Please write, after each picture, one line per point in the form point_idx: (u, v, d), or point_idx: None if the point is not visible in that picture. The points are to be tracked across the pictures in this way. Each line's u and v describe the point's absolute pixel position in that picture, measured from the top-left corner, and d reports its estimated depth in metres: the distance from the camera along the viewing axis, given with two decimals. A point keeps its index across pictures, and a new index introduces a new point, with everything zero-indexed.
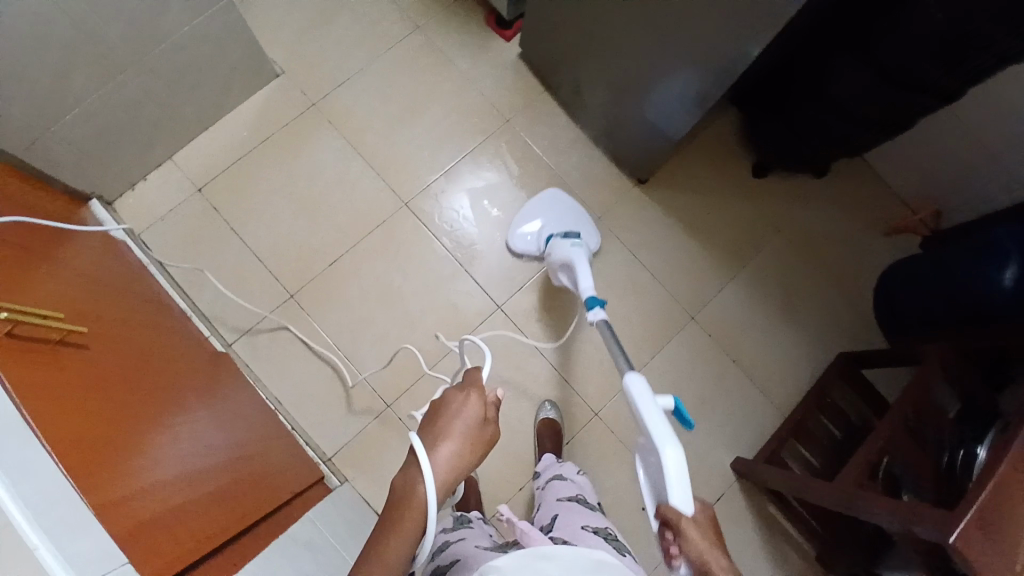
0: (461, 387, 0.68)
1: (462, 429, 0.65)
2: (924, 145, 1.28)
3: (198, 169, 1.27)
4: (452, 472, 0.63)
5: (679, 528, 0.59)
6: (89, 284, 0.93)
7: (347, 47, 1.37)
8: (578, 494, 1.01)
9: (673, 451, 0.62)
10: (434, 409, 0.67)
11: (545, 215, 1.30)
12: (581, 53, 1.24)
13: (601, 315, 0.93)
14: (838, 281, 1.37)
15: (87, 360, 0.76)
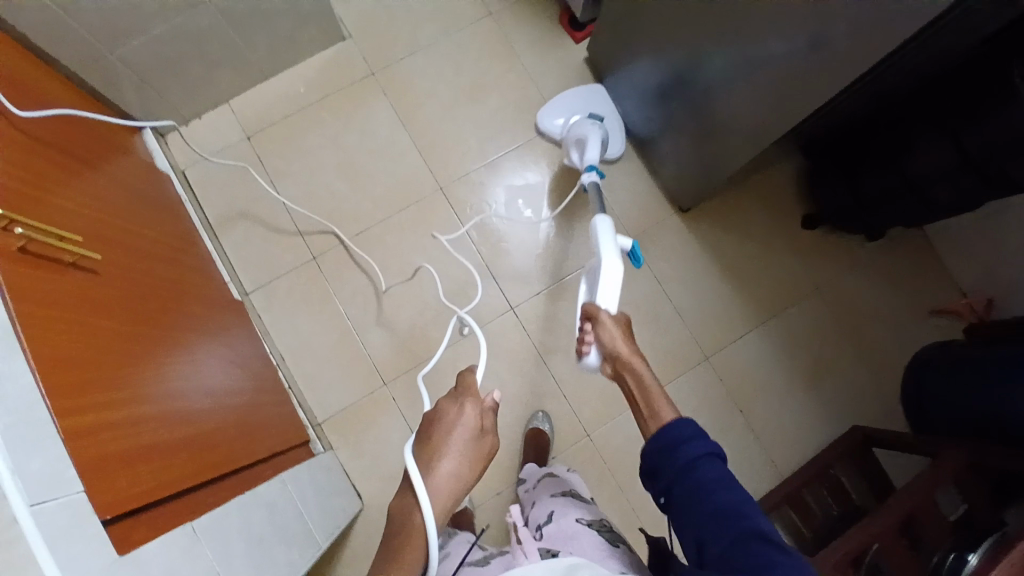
0: (456, 400, 0.78)
1: (462, 443, 0.75)
2: (995, 231, 1.19)
3: (251, 117, 1.30)
4: (456, 485, 0.73)
5: (600, 321, 0.77)
6: (121, 210, 0.96)
7: (419, 21, 1.36)
8: (570, 489, 1.01)
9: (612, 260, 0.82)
10: (433, 424, 0.77)
11: (579, 102, 1.32)
12: (647, 69, 1.19)
13: (594, 180, 1.08)
14: (870, 354, 1.30)
15: (98, 286, 0.78)
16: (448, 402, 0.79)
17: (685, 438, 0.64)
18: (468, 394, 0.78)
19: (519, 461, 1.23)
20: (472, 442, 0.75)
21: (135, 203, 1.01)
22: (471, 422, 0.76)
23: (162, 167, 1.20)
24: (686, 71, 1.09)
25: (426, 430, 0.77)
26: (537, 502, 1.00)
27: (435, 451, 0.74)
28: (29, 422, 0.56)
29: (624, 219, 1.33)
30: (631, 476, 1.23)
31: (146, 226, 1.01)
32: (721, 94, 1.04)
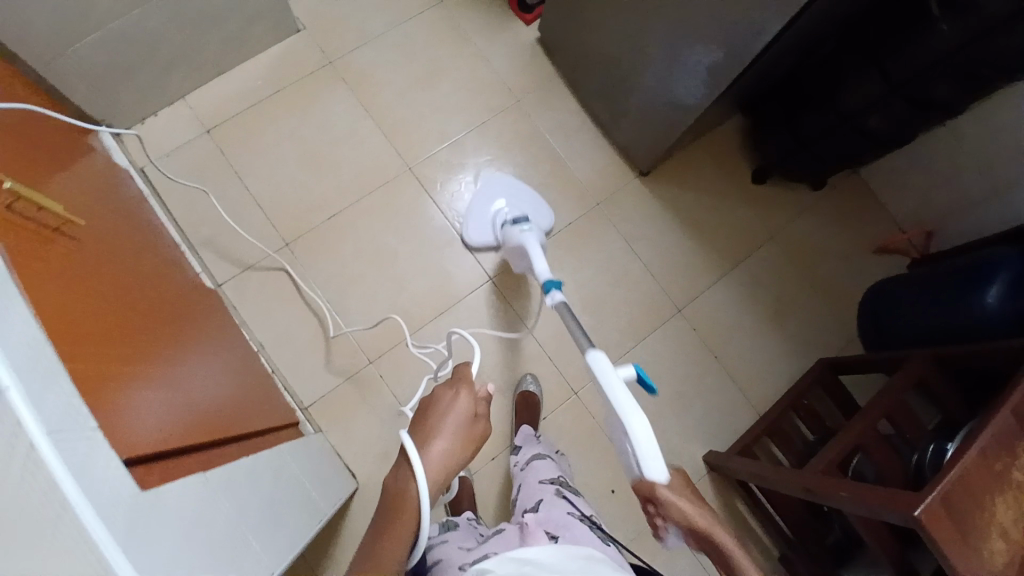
0: (452, 386, 0.80)
1: (455, 425, 0.77)
2: (924, 167, 1.31)
3: (210, 112, 1.30)
4: (448, 464, 0.74)
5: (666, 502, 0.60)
6: (86, 195, 0.94)
7: (372, 12, 1.40)
8: (559, 477, 1.02)
9: (639, 420, 0.63)
10: (429, 407, 0.79)
11: (498, 203, 1.31)
12: (599, 40, 1.26)
13: (558, 298, 0.91)
14: (828, 292, 1.38)
15: (83, 254, 0.78)
16: (443, 389, 0.80)
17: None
18: (464, 382, 0.80)
19: (511, 426, 1.24)
20: (466, 426, 0.77)
21: (99, 191, 1.00)
22: (466, 407, 0.78)
23: (121, 164, 1.18)
24: (638, 36, 1.16)
25: (419, 414, 0.79)
26: (527, 487, 1.01)
27: (430, 431, 0.75)
28: (31, 353, 0.54)
29: (589, 186, 1.38)
30: None
31: (115, 215, 0.99)
32: (673, 53, 1.11)
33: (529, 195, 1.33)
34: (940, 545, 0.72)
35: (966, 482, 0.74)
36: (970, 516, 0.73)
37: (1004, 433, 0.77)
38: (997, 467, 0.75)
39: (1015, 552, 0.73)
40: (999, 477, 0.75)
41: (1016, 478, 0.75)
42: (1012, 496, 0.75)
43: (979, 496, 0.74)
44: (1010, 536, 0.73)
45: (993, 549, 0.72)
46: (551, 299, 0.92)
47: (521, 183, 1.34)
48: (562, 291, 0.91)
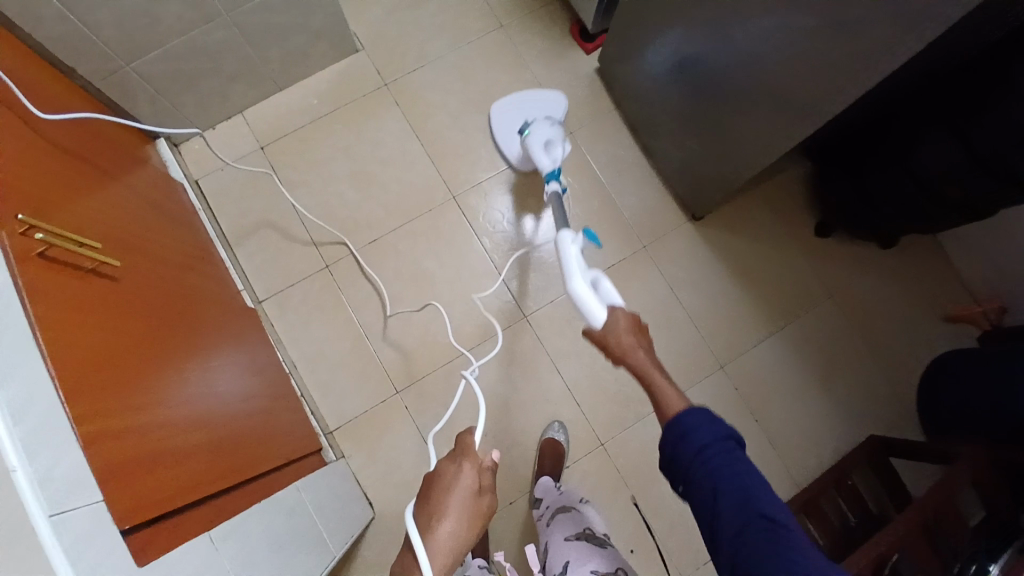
0: (455, 459, 0.78)
1: (461, 503, 0.74)
2: (1008, 236, 1.19)
3: (264, 127, 1.31)
4: (456, 546, 0.71)
5: (600, 337, 0.78)
6: (138, 218, 0.96)
7: (430, 33, 1.37)
8: (584, 530, 0.99)
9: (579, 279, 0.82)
10: (434, 482, 0.77)
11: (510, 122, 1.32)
12: (658, 77, 1.20)
13: (555, 188, 1.05)
14: (885, 360, 1.29)
15: (117, 291, 0.79)
16: (447, 463, 0.78)
17: (693, 426, 0.64)
18: (465, 455, 0.77)
19: (532, 470, 1.22)
20: (473, 502, 0.74)
21: (150, 209, 1.03)
22: (469, 482, 0.76)
23: (176, 177, 1.22)
24: (697, 77, 1.10)
25: (425, 489, 0.77)
26: (550, 545, 0.98)
27: (435, 511, 0.73)
28: (44, 418, 0.55)
29: (637, 227, 1.33)
30: (644, 485, 1.23)
31: (164, 235, 1.02)
32: (735, 100, 1.04)
33: (532, 103, 1.32)
34: None
35: None
36: None
37: None
38: None
39: None
40: None
41: None
42: None
43: None
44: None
45: None
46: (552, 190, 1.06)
47: (520, 96, 1.33)
48: (556, 180, 1.04)
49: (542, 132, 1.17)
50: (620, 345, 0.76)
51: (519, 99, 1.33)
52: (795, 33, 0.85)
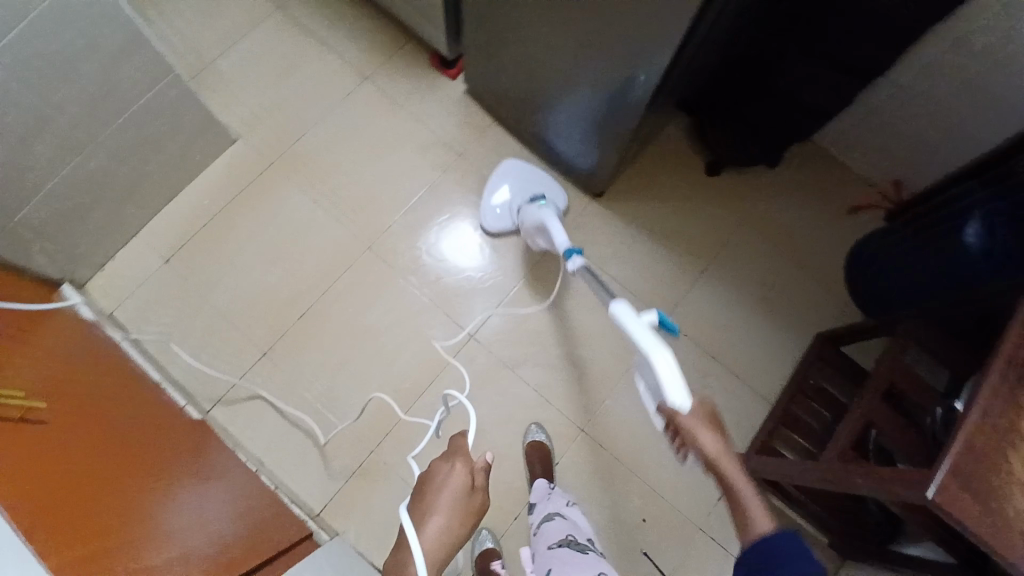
0: (449, 459, 0.84)
1: (451, 498, 0.80)
2: (874, 122, 1.28)
3: (164, 241, 1.31)
4: (445, 540, 0.76)
5: (692, 427, 0.72)
6: (62, 362, 0.94)
7: (300, 103, 1.40)
8: (568, 536, 1.02)
9: (663, 355, 0.74)
10: (428, 483, 0.82)
11: (508, 187, 1.34)
12: (520, 79, 1.26)
13: (579, 263, 1.02)
14: (810, 266, 1.36)
15: (52, 433, 0.77)
16: (441, 463, 0.85)
17: (786, 555, 0.67)
18: (459, 455, 0.84)
19: (527, 479, 1.23)
20: (463, 499, 0.80)
21: (75, 354, 1.01)
22: (461, 479, 0.81)
23: (90, 316, 1.19)
24: (552, 68, 1.16)
25: (420, 491, 0.83)
26: (538, 555, 1.02)
27: (427, 509, 0.79)
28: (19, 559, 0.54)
29: None
30: (636, 455, 1.26)
31: (93, 374, 1.00)
32: (595, 79, 1.11)
33: (539, 179, 1.35)
34: (964, 525, 0.69)
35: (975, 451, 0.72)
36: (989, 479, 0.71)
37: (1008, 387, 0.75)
38: (1002, 424, 0.73)
39: None
40: (1008, 435, 0.72)
41: None
42: None
43: (987, 460, 0.72)
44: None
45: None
46: (573, 264, 1.04)
47: (526, 167, 1.36)
48: (582, 257, 1.02)
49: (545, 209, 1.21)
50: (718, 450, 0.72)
51: (527, 174, 1.35)
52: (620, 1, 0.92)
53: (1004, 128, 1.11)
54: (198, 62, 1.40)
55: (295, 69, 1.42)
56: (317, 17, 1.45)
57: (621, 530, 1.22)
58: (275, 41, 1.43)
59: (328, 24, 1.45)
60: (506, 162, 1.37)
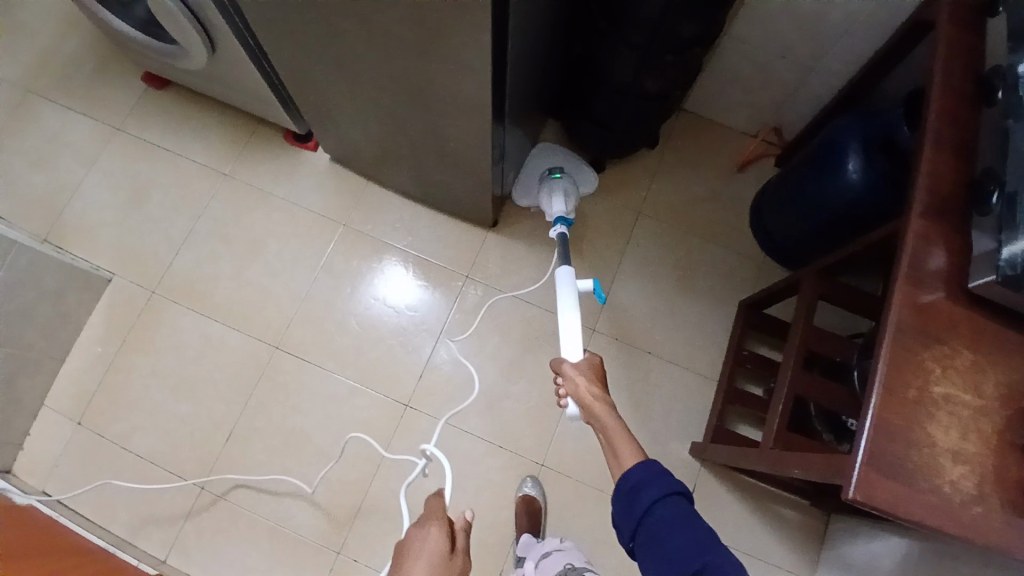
0: (423, 524, 0.72)
1: (428, 568, 0.67)
2: (732, 77, 1.26)
3: (73, 401, 1.25)
4: None
5: (570, 371, 0.90)
6: (35, 543, 0.98)
7: (168, 219, 1.34)
8: (566, 565, 0.96)
9: (570, 314, 0.96)
10: (402, 554, 0.71)
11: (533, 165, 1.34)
12: (372, 140, 1.22)
13: (560, 229, 1.15)
14: (716, 234, 1.35)
15: None
16: (414, 530, 0.73)
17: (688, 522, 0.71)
18: (433, 515, 0.72)
19: (501, 528, 1.20)
20: (440, 564, 0.68)
21: (32, 544, 0.96)
22: (438, 543, 0.70)
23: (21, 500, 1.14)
24: (397, 124, 1.12)
25: (398, 560, 0.71)
26: None
27: None
28: None
29: (453, 262, 1.34)
30: (600, 473, 1.24)
31: (56, 554, 0.98)
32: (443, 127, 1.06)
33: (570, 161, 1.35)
34: (885, 512, 0.67)
35: (882, 433, 0.69)
36: (904, 458, 0.68)
37: (904, 355, 0.72)
38: (911, 394, 0.71)
39: (978, 468, 0.68)
40: (919, 404, 0.70)
41: (937, 394, 0.71)
42: (944, 415, 0.70)
43: (905, 438, 0.69)
44: (965, 455, 0.69)
45: (955, 480, 0.68)
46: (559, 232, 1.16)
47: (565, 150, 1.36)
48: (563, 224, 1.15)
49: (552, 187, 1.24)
50: (588, 390, 0.87)
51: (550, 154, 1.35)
52: (433, 53, 0.88)
53: (851, 56, 1.10)
54: (52, 209, 1.34)
55: (153, 186, 1.36)
56: (158, 128, 1.39)
57: (607, 551, 1.21)
58: (124, 164, 1.37)
59: (171, 130, 1.39)
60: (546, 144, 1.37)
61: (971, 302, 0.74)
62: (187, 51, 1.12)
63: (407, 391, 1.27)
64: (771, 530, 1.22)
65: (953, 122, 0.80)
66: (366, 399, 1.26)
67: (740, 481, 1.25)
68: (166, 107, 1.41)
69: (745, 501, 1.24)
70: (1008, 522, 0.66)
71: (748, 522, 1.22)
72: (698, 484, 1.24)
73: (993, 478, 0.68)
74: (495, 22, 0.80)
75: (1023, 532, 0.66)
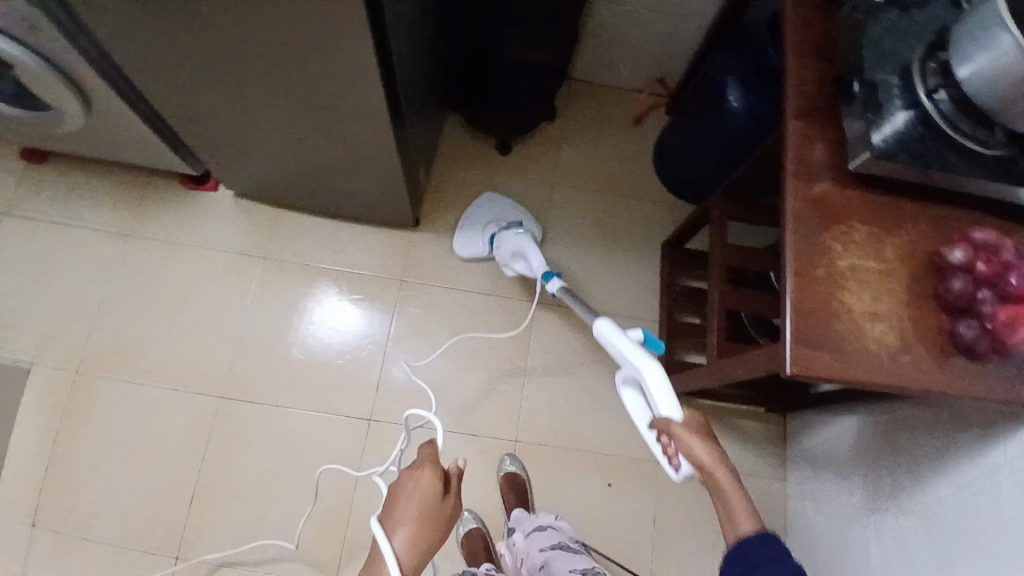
0: (417, 465, 0.71)
1: (422, 508, 0.67)
2: (612, 36, 1.33)
3: (18, 503, 1.16)
4: (414, 557, 0.65)
5: (680, 435, 0.76)
6: None
7: (77, 294, 1.28)
8: (559, 541, 0.99)
9: (654, 372, 0.81)
10: (393, 494, 0.69)
11: (482, 220, 1.33)
12: (275, 167, 1.20)
13: (558, 284, 1.09)
14: (627, 187, 1.41)
15: None
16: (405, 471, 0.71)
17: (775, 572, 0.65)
18: (428, 458, 0.71)
19: (491, 514, 1.22)
20: (434, 505, 0.68)
21: None
22: (432, 483, 0.69)
23: None
24: (296, 143, 1.11)
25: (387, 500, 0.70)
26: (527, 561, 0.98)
27: (394, 519, 0.66)
28: None
29: (385, 269, 1.34)
30: (573, 436, 1.27)
31: None
32: (344, 138, 1.06)
33: (518, 211, 1.34)
34: (823, 379, 0.73)
35: (804, 310, 0.75)
36: (828, 329, 0.75)
37: (808, 239, 0.78)
38: (822, 272, 0.77)
39: (894, 322, 0.75)
40: (831, 279, 0.77)
41: (844, 267, 0.78)
42: (855, 283, 0.77)
43: (826, 311, 0.75)
44: (881, 314, 0.76)
45: (877, 337, 0.75)
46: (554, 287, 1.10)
47: (506, 198, 1.37)
48: (558, 278, 1.09)
49: (515, 242, 1.24)
50: (707, 455, 0.73)
51: (495, 208, 1.34)
52: (317, 67, 0.88)
53: None
54: None
55: (53, 264, 1.29)
56: (43, 202, 1.32)
57: (597, 507, 1.24)
58: (16, 247, 1.29)
59: (60, 203, 1.32)
60: (484, 197, 1.36)
61: (854, 181, 0.81)
62: (61, 113, 1.08)
63: (368, 407, 1.26)
64: (741, 446, 1.29)
65: (807, 28, 0.88)
66: (330, 423, 1.24)
67: (705, 412, 1.31)
68: (47, 180, 1.33)
69: (712, 427, 1.30)
70: (929, 362, 0.74)
71: (719, 446, 1.28)
72: None
73: (908, 328, 0.75)
74: (375, 31, 0.81)
75: (943, 370, 0.73)
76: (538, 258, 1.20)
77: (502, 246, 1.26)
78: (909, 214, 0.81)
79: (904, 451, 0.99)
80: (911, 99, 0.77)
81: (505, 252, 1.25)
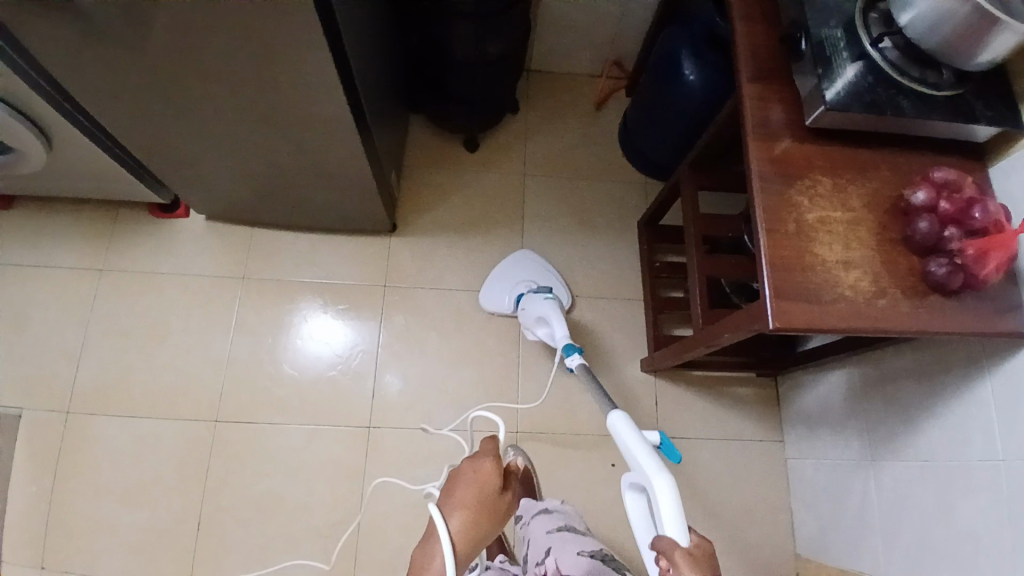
0: (478, 459, 0.77)
1: (479, 497, 0.73)
2: (565, 23, 1.34)
3: (20, 551, 1.15)
4: (469, 538, 0.70)
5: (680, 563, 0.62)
6: None
7: (58, 335, 1.26)
8: (565, 525, 0.98)
9: (662, 481, 0.71)
10: (451, 481, 0.75)
11: (514, 276, 1.31)
12: (243, 185, 1.20)
13: (578, 360, 1.02)
14: (597, 170, 1.43)
15: None
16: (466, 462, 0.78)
17: None
18: (490, 454, 0.77)
19: None
20: (492, 497, 0.74)
21: None
22: (490, 476, 0.75)
23: None
24: (263, 160, 1.10)
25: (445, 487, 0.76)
26: (534, 542, 0.97)
27: (450, 503, 0.71)
28: None
29: (366, 276, 1.34)
30: (570, 420, 1.28)
31: None
32: (311, 150, 1.06)
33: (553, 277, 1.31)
34: (804, 329, 0.74)
35: (779, 265, 0.77)
36: (804, 280, 0.76)
37: (775, 196, 0.80)
38: (792, 226, 0.79)
39: (867, 268, 0.77)
40: (802, 232, 0.79)
41: (813, 220, 0.79)
42: (825, 234, 0.79)
43: (800, 264, 0.77)
44: (854, 262, 0.77)
45: (852, 284, 0.76)
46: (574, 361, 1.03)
47: (539, 257, 1.34)
48: (578, 354, 1.02)
49: (539, 307, 1.18)
50: None
51: (529, 268, 1.31)
52: (277, 84, 0.88)
53: None
54: None
55: (30, 308, 1.27)
56: (13, 247, 1.31)
57: (602, 487, 1.25)
58: None
59: (30, 245, 1.31)
60: (518, 253, 1.34)
61: (814, 136, 0.83)
62: (22, 154, 1.07)
63: (365, 414, 1.26)
64: (736, 412, 1.30)
65: None
66: (328, 435, 1.24)
67: (698, 382, 1.32)
68: (14, 224, 1.32)
69: (706, 396, 1.31)
70: (905, 303, 0.76)
71: (715, 414, 1.30)
72: (661, 397, 1.30)
73: (881, 273, 0.77)
74: (332, 42, 0.82)
75: (919, 309, 0.75)
76: (563, 327, 1.13)
77: (527, 309, 1.21)
78: (870, 163, 0.83)
79: (895, 400, 1.01)
80: (858, 51, 0.79)
81: (530, 315, 1.21)
